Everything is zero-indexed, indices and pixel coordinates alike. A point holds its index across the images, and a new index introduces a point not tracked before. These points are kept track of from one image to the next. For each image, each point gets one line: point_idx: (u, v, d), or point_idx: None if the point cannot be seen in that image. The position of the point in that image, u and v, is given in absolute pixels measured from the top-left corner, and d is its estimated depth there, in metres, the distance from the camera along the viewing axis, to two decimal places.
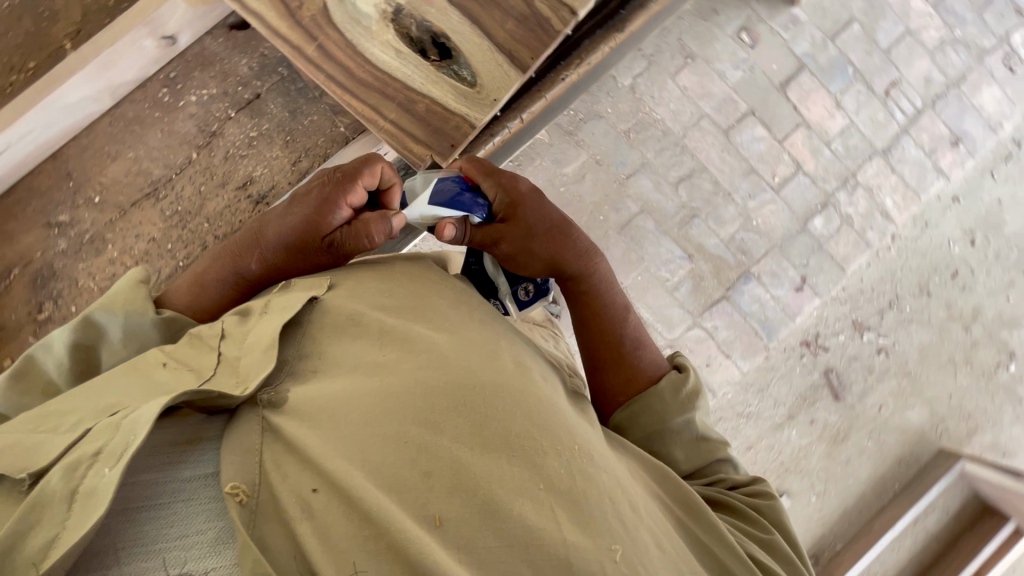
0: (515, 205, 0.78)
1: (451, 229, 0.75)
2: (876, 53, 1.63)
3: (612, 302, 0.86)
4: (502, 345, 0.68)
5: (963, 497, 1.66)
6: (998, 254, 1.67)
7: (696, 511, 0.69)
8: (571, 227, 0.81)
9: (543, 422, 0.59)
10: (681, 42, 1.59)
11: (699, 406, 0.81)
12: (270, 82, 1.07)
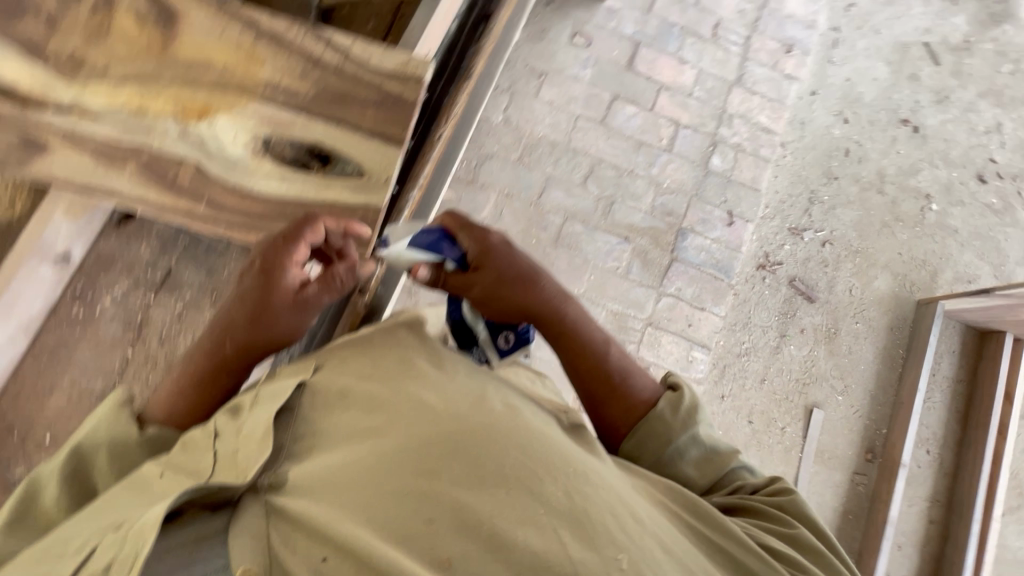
0: (485, 254, 0.82)
1: (423, 270, 0.82)
2: (689, 8, 1.84)
3: (593, 338, 0.83)
4: (490, 389, 0.68)
5: (960, 334, 1.74)
6: (871, 120, 1.85)
7: (712, 520, 0.64)
8: (541, 273, 0.84)
9: (538, 450, 0.59)
10: (529, 68, 1.74)
11: (698, 420, 0.79)
12: (176, 254, 1.07)
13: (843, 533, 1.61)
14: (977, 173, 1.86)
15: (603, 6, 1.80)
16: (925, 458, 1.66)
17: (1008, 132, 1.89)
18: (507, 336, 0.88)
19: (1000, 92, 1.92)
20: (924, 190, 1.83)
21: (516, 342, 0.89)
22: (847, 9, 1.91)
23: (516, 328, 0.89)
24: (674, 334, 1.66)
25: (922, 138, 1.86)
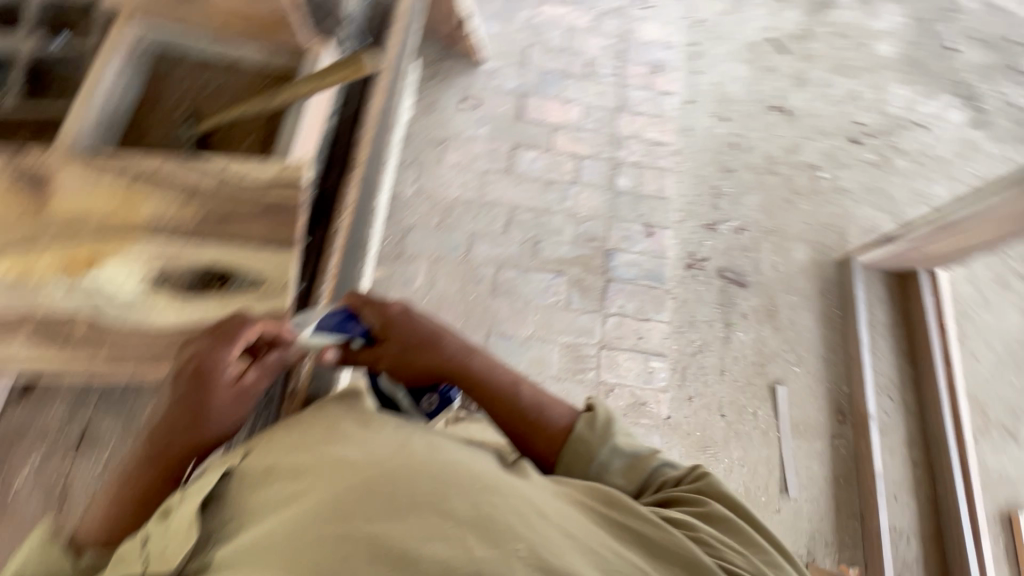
0: (385, 327, 0.89)
1: (331, 352, 0.92)
2: (561, 54, 2.00)
3: (503, 381, 0.86)
4: (417, 436, 0.66)
5: (883, 281, 1.85)
6: (746, 113, 2.03)
7: (624, 505, 0.63)
8: (443, 332, 0.89)
9: (448, 470, 0.58)
10: (429, 139, 1.84)
11: (616, 432, 0.80)
12: (89, 408, 1.25)
13: (840, 499, 1.61)
14: (851, 137, 2.04)
15: (484, 69, 1.95)
16: (889, 405, 1.71)
17: (865, 96, 2.11)
18: (431, 399, 0.95)
19: (848, 64, 2.15)
20: (811, 162, 1.99)
21: (440, 402, 0.96)
22: (697, 25, 2.13)
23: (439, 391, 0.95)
24: (627, 350, 1.69)
25: (794, 118, 2.04)
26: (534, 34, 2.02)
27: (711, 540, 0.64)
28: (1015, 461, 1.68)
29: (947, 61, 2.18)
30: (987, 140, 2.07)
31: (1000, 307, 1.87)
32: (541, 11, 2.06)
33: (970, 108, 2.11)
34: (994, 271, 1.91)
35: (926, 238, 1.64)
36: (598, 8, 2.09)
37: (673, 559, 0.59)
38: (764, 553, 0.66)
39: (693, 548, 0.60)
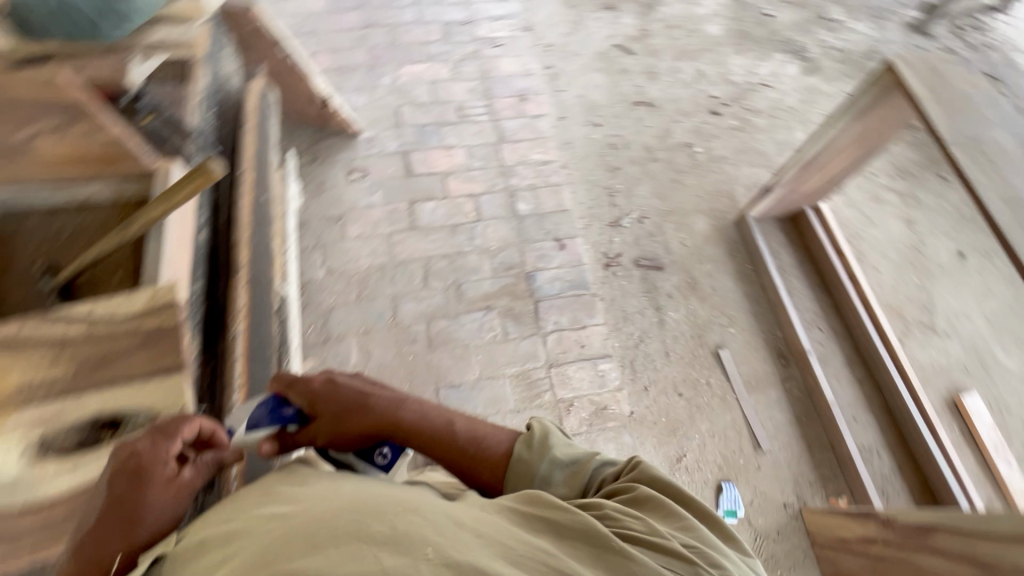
0: (313, 403, 0.86)
1: (267, 445, 0.85)
2: (432, 107, 2.08)
3: (439, 423, 0.85)
4: (349, 484, 0.67)
5: (779, 227, 1.99)
6: (615, 115, 2.18)
7: (534, 498, 0.65)
8: (369, 393, 0.86)
9: (374, 502, 0.59)
10: (326, 219, 1.84)
11: (552, 444, 0.81)
12: None
13: (808, 437, 1.68)
14: (710, 111, 2.24)
15: (362, 139, 1.97)
16: (821, 335, 1.82)
17: (710, 74, 2.33)
18: (383, 451, 0.87)
19: (687, 51, 2.38)
20: (683, 141, 2.15)
21: (393, 453, 0.88)
22: (548, 50, 2.29)
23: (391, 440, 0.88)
24: (575, 361, 1.71)
25: (657, 108, 2.22)
26: (400, 95, 2.08)
27: (615, 514, 0.65)
28: (939, 349, 1.83)
29: (769, 18, 2.52)
30: (818, 83, 2.36)
31: (880, 220, 2.07)
32: (401, 72, 2.13)
33: (796, 62, 2.40)
34: (864, 191, 2.12)
35: (798, 181, 1.78)
36: (454, 56, 2.20)
37: (576, 535, 0.60)
38: (685, 522, 0.66)
39: (593, 521, 0.61)
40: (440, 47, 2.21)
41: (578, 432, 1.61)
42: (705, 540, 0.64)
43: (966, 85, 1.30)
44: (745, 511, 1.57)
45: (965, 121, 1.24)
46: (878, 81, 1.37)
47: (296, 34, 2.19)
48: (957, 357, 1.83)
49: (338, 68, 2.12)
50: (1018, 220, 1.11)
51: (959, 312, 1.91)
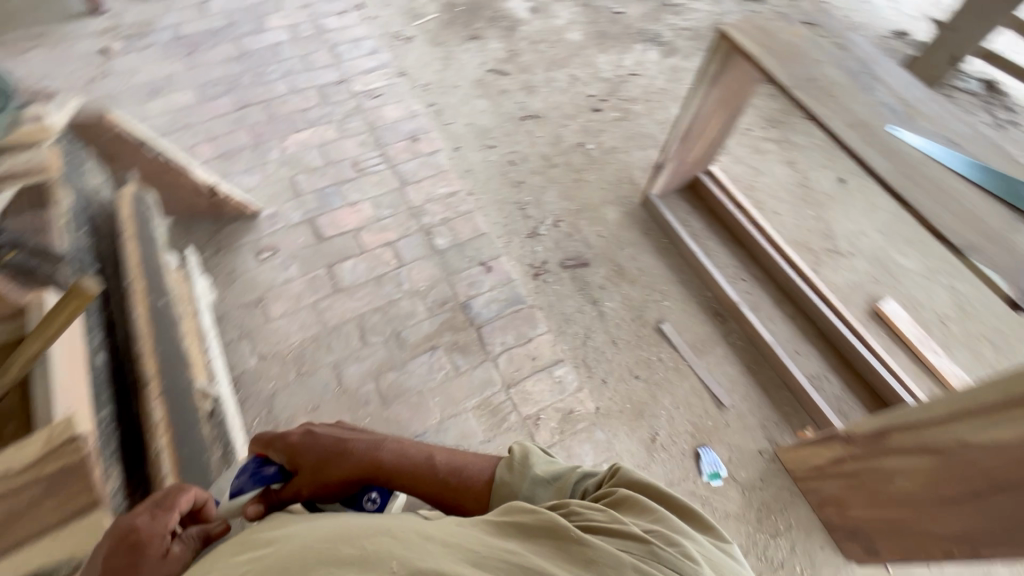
0: (293, 457, 0.89)
1: (254, 507, 0.87)
2: (326, 169, 2.06)
3: (417, 459, 0.88)
4: (320, 520, 0.69)
5: (682, 197, 2.11)
6: (506, 134, 2.25)
7: (507, 507, 0.68)
8: (347, 440, 0.89)
9: (344, 532, 0.62)
10: (243, 306, 1.75)
11: (533, 463, 0.82)
12: None
13: (762, 382, 1.76)
14: (591, 109, 2.37)
15: (263, 217, 1.92)
16: (746, 285, 1.93)
17: (582, 77, 2.47)
18: (371, 497, 0.89)
19: (556, 61, 2.52)
20: (575, 143, 2.26)
21: (382, 499, 0.89)
22: (426, 90, 2.34)
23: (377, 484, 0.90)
24: (531, 375, 1.72)
25: (543, 118, 2.32)
26: (292, 166, 2.05)
27: (581, 510, 0.67)
28: (849, 268, 1.99)
29: (618, 14, 2.73)
30: (677, 62, 2.56)
31: (767, 168, 2.24)
32: (288, 143, 2.11)
33: (653, 49, 2.60)
34: (745, 146, 2.30)
35: (685, 151, 1.90)
36: (336, 116, 2.20)
37: (539, 534, 0.62)
38: (655, 514, 0.67)
39: (557, 517, 0.63)
40: (320, 111, 2.21)
41: (552, 444, 1.61)
42: (673, 527, 0.65)
43: (790, 35, 1.45)
44: (726, 470, 1.62)
45: (798, 65, 1.38)
46: (718, 49, 1.51)
47: (167, 130, 2.11)
48: (866, 271, 1.99)
49: (220, 154, 2.06)
50: (862, 140, 1.25)
51: (855, 231, 2.08)
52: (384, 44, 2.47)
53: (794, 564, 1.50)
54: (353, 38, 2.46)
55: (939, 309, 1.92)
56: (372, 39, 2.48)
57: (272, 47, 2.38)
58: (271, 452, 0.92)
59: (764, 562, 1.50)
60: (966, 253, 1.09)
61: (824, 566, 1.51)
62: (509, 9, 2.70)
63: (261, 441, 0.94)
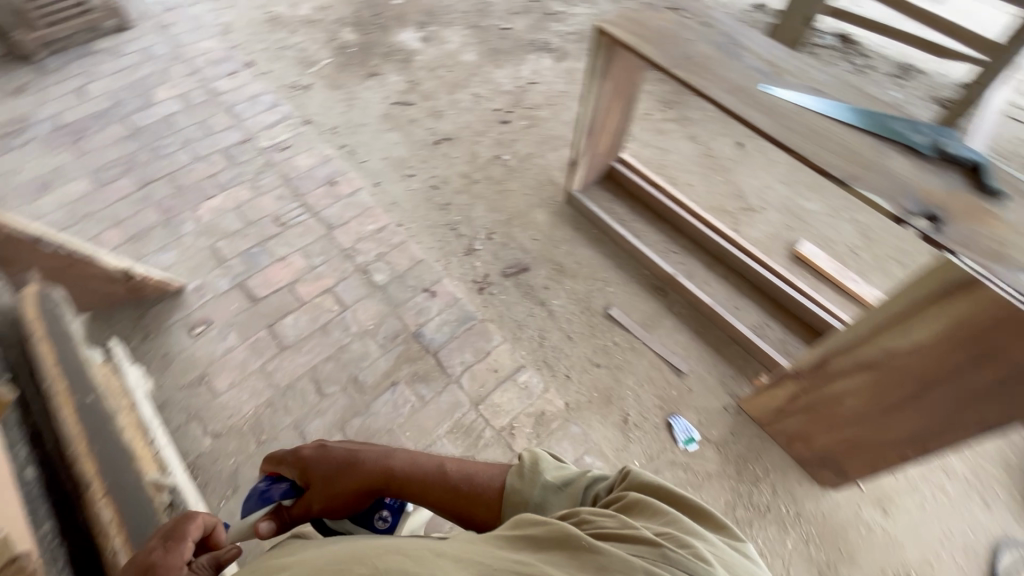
0: (305, 471, 0.92)
1: (265, 525, 0.89)
2: (247, 230, 2.00)
3: (426, 469, 0.88)
4: (331, 545, 0.69)
5: (602, 188, 2.21)
6: (423, 161, 2.28)
7: (518, 521, 0.67)
8: (357, 452, 0.91)
9: (360, 553, 0.62)
10: (186, 386, 1.66)
11: (543, 469, 0.81)
12: None
13: (712, 342, 1.85)
14: (500, 122, 2.44)
15: (189, 291, 1.84)
16: (678, 256, 2.04)
17: (485, 94, 2.55)
18: (383, 515, 0.95)
19: (456, 83, 2.58)
20: (492, 156, 2.32)
21: (393, 516, 0.95)
22: (335, 133, 2.34)
23: (387, 502, 0.96)
24: (497, 388, 1.72)
25: (456, 139, 2.37)
26: (209, 234, 1.98)
27: (592, 517, 0.67)
28: (764, 222, 2.14)
29: (506, 30, 2.85)
30: (570, 65, 2.70)
31: (672, 146, 2.38)
32: (201, 212, 2.04)
33: (546, 57, 2.73)
34: (649, 130, 2.44)
35: (594, 143, 1.98)
36: (247, 175, 2.15)
37: (550, 546, 0.62)
38: (668, 518, 0.66)
39: (567, 526, 0.63)
40: (230, 173, 2.15)
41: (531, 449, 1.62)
42: (687, 528, 0.64)
43: (660, 22, 1.56)
44: (699, 433, 1.68)
45: (673, 47, 1.49)
46: (600, 46, 1.60)
47: (66, 224, 1.98)
48: (779, 221, 2.15)
49: (130, 237, 1.96)
50: (742, 103, 1.37)
51: (761, 187, 2.25)
52: (282, 96, 2.45)
53: (779, 505, 1.58)
54: (250, 96, 2.42)
55: (847, 242, 2.10)
56: (269, 93, 2.45)
57: (165, 119, 2.30)
58: (284, 468, 0.95)
59: (752, 510, 1.57)
60: (851, 183, 1.21)
61: (806, 500, 1.59)
62: (401, 42, 2.75)
63: (276, 456, 0.96)
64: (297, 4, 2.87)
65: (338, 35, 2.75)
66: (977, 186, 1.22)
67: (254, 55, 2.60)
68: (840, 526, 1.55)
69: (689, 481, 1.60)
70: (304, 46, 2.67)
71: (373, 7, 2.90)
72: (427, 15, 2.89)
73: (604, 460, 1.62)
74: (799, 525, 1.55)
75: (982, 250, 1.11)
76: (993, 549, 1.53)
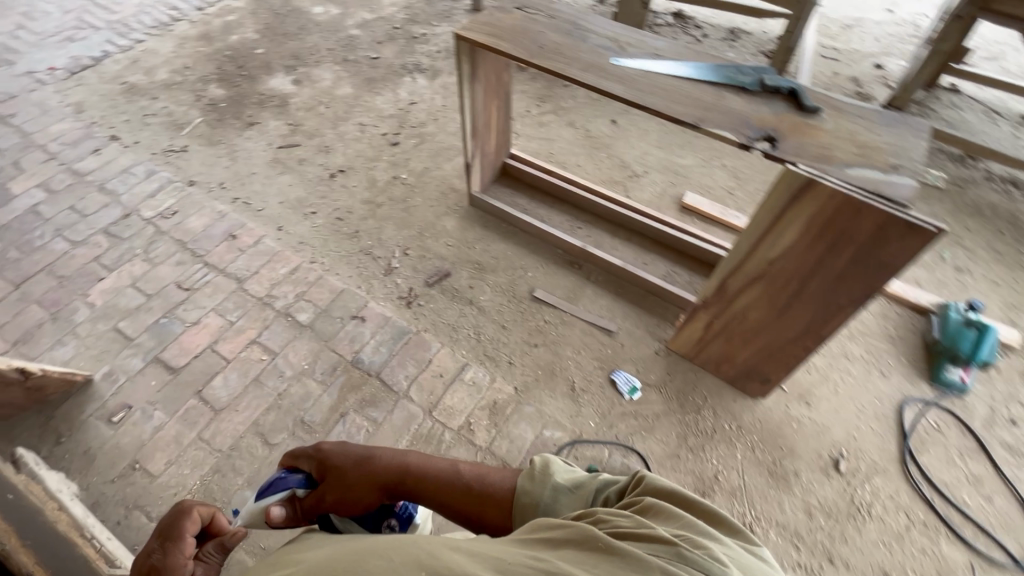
0: (323, 463, 0.97)
1: (278, 509, 0.96)
2: (150, 302, 1.90)
3: (439, 471, 0.92)
4: (353, 542, 0.71)
5: (501, 184, 2.33)
6: (322, 196, 2.28)
7: (535, 524, 0.68)
8: (375, 450, 0.96)
9: (379, 546, 0.65)
10: (117, 478, 1.54)
11: (554, 472, 0.85)
12: None
13: (632, 299, 2.01)
14: (390, 145, 2.51)
15: (99, 380, 1.71)
16: (584, 230, 2.19)
17: (369, 121, 2.60)
18: (392, 523, 1.03)
19: (339, 117, 2.62)
20: (390, 178, 2.37)
21: (401, 524, 1.04)
22: (224, 188, 2.29)
23: (397, 512, 1.05)
24: (446, 391, 1.76)
25: (350, 169, 2.39)
26: (109, 316, 1.86)
27: (611, 518, 0.68)
28: (650, 184, 2.36)
29: (376, 59, 2.93)
30: (445, 80, 2.83)
31: (556, 135, 2.56)
32: (94, 297, 1.91)
33: (420, 77, 2.84)
34: (531, 124, 2.60)
35: (483, 144, 2.08)
36: (138, 248, 2.05)
37: (568, 545, 0.63)
38: (684, 522, 0.65)
39: (587, 529, 0.64)
40: (117, 251, 2.03)
41: (493, 439, 1.67)
42: (702, 531, 0.64)
43: (511, 20, 1.71)
44: (640, 380, 1.81)
45: (528, 41, 1.64)
46: (463, 51, 1.70)
47: None
48: (663, 180, 2.38)
49: (15, 341, 1.79)
50: (598, 77, 1.53)
51: (641, 154, 2.48)
52: (158, 163, 2.35)
53: (722, 424, 1.73)
54: (121, 169, 2.31)
55: (723, 186, 2.37)
56: (143, 162, 2.34)
57: (29, 211, 2.13)
58: (303, 461, 1.01)
59: (702, 435, 1.71)
60: (701, 124, 1.40)
61: (744, 413, 1.76)
62: (273, 88, 2.74)
63: (299, 451, 1.03)
64: (153, 69, 2.77)
65: (204, 92, 2.69)
66: (797, 108, 1.45)
67: (117, 128, 2.48)
68: (776, 427, 1.73)
69: (641, 426, 1.72)
70: (171, 109, 2.59)
71: (235, 60, 2.86)
72: (293, 58, 2.90)
73: (562, 429, 1.70)
74: (743, 437, 1.71)
75: (812, 156, 1.31)
76: (898, 411, 1.77)
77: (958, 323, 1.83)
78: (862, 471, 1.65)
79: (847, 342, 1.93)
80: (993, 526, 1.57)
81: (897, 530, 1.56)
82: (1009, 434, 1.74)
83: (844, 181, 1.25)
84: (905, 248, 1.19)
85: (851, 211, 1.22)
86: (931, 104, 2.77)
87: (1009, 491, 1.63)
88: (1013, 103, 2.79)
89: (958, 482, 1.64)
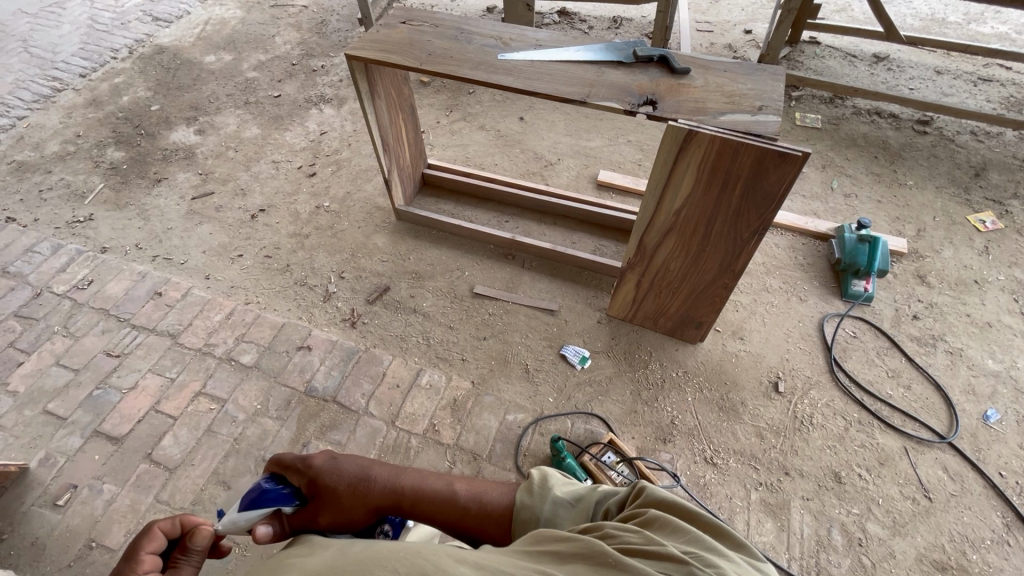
0: (313, 484, 0.97)
1: (261, 528, 0.94)
2: (79, 377, 1.81)
3: (433, 493, 0.92)
4: (353, 548, 0.67)
5: (425, 195, 2.38)
6: (247, 238, 2.26)
7: (540, 535, 0.67)
8: (369, 471, 0.96)
9: (379, 554, 0.63)
10: (74, 561, 1.45)
11: (553, 485, 0.84)
12: None
13: (568, 278, 2.11)
14: (308, 177, 2.52)
15: (36, 467, 1.61)
16: (512, 224, 2.27)
17: (282, 158, 2.60)
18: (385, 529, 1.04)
19: (250, 158, 2.60)
20: (313, 208, 2.37)
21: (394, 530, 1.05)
22: (142, 249, 2.22)
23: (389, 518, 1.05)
24: (406, 399, 1.77)
25: (271, 207, 2.38)
26: (36, 400, 1.76)
27: (616, 531, 0.66)
28: (565, 169, 2.49)
29: (278, 97, 2.93)
30: (352, 107, 2.87)
31: (469, 140, 2.65)
32: (15, 384, 1.79)
33: (327, 107, 2.87)
34: (444, 134, 2.68)
35: (397, 157, 2.13)
36: (57, 325, 1.95)
37: (573, 561, 0.61)
38: (689, 534, 0.64)
39: (593, 542, 0.62)
40: (34, 332, 1.93)
41: (459, 434, 1.70)
42: (711, 547, 0.62)
43: (397, 34, 1.78)
44: (589, 350, 1.90)
45: (417, 51, 1.71)
46: (357, 70, 1.74)
47: None
48: (576, 164, 2.51)
49: None
50: (489, 73, 1.61)
51: (552, 144, 2.61)
52: (64, 236, 2.25)
53: (670, 372, 1.85)
54: (24, 249, 2.18)
55: (632, 159, 2.53)
56: (46, 238, 2.23)
57: None
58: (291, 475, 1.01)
59: (653, 387, 1.81)
60: (589, 99, 1.51)
61: (688, 359, 1.88)
62: (176, 141, 2.69)
63: (288, 463, 1.02)
64: (42, 143, 2.65)
65: (103, 157, 2.60)
66: (670, 71, 1.60)
67: (12, 209, 2.35)
68: (718, 365, 1.86)
69: (597, 391, 1.80)
70: (68, 180, 2.48)
71: (131, 119, 2.79)
72: (192, 109, 2.86)
73: (524, 411, 1.75)
74: (690, 380, 1.83)
75: (689, 111, 1.45)
76: (819, 329, 1.95)
77: (853, 241, 2.03)
78: (799, 387, 1.81)
79: (766, 277, 2.11)
80: (917, 410, 1.75)
81: (838, 433, 1.70)
82: (915, 328, 1.95)
83: (719, 127, 1.38)
84: (782, 175, 1.33)
85: (731, 153, 1.35)
86: (798, 58, 3.08)
87: (924, 377, 1.83)
88: (865, 46, 3.14)
89: (880, 379, 1.83)
